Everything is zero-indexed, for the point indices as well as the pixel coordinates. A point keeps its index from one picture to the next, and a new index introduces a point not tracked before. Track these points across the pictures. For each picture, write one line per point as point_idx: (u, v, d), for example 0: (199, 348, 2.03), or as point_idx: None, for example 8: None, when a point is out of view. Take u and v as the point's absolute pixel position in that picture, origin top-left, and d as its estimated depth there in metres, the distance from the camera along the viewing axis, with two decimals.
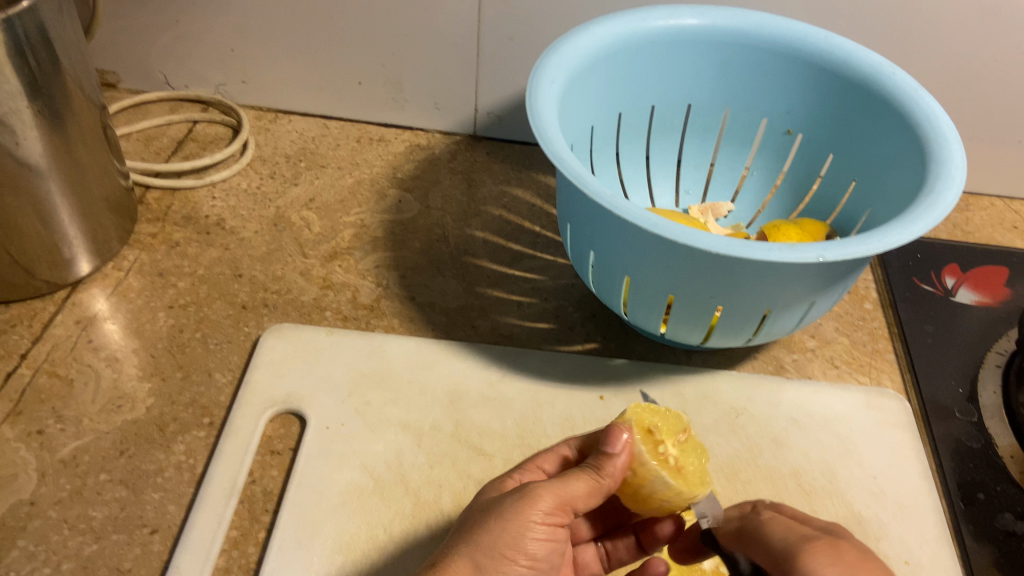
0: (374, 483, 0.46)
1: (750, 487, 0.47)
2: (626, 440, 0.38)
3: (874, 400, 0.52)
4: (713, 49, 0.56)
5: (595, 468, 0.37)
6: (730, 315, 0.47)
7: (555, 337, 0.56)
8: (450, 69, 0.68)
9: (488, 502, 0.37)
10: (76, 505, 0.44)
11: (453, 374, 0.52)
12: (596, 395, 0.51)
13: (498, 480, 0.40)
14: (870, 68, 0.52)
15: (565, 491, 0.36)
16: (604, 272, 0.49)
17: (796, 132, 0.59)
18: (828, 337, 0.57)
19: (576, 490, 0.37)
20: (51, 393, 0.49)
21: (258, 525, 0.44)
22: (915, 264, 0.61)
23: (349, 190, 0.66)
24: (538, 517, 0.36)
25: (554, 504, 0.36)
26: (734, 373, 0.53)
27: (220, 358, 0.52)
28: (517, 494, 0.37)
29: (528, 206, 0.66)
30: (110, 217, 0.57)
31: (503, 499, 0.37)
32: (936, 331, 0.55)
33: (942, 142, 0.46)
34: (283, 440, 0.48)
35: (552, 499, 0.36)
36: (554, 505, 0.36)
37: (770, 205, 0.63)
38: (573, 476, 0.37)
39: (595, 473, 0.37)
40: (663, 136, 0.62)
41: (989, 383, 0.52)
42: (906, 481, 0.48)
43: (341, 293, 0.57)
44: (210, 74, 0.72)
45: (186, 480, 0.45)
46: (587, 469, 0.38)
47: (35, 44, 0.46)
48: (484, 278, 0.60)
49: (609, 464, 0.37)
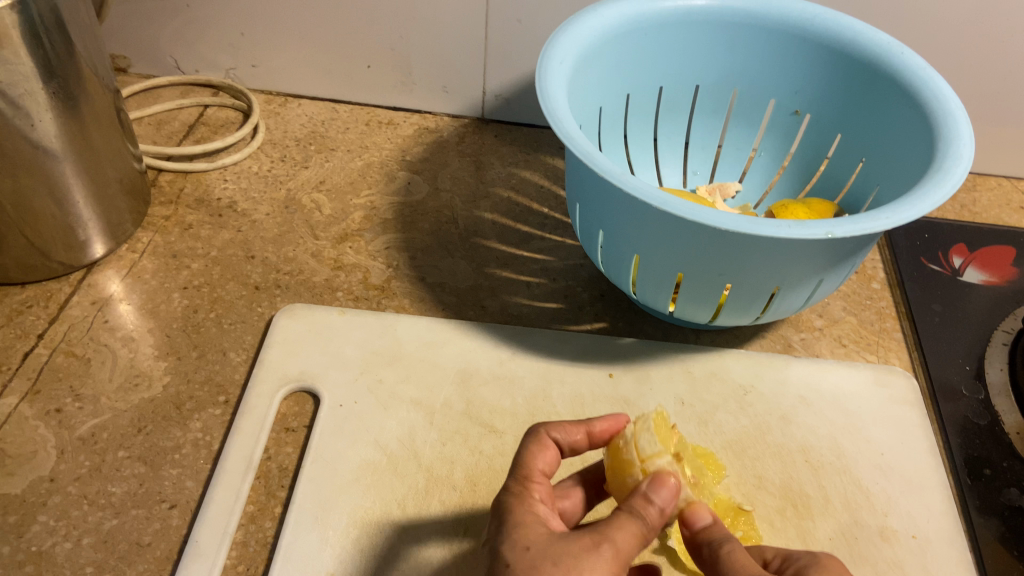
0: (387, 459, 0.46)
1: (759, 463, 0.48)
2: (673, 489, 0.35)
3: (882, 377, 0.52)
4: (721, 29, 0.56)
5: (644, 515, 0.34)
6: (739, 293, 0.47)
7: (564, 316, 0.56)
8: (458, 52, 0.69)
9: (544, 550, 0.32)
10: (95, 481, 0.45)
11: (464, 353, 0.53)
12: (606, 372, 0.52)
13: (535, 516, 0.35)
14: (878, 48, 0.52)
15: (623, 552, 0.32)
16: (613, 251, 0.49)
17: (803, 112, 0.59)
18: (836, 316, 0.57)
19: (632, 550, 0.33)
20: (69, 372, 0.50)
21: (274, 500, 0.45)
22: (922, 244, 0.61)
23: (359, 173, 0.67)
24: None
25: (613, 571, 0.32)
26: (742, 352, 0.54)
27: (234, 337, 0.53)
28: (576, 550, 0.32)
29: (536, 188, 0.67)
30: (123, 200, 0.58)
31: (560, 558, 0.32)
32: (943, 310, 0.56)
33: (950, 121, 0.47)
34: (297, 417, 0.49)
35: (613, 565, 0.32)
36: (615, 566, 0.32)
37: (777, 185, 0.63)
38: (623, 525, 0.34)
39: (644, 525, 0.34)
40: (671, 116, 0.62)
41: (996, 361, 0.52)
42: (913, 457, 0.48)
43: (352, 274, 0.58)
44: (220, 59, 0.72)
45: (202, 456, 0.46)
46: (636, 516, 0.34)
47: (48, 27, 0.47)
48: (493, 259, 0.60)
49: (656, 512, 0.34)
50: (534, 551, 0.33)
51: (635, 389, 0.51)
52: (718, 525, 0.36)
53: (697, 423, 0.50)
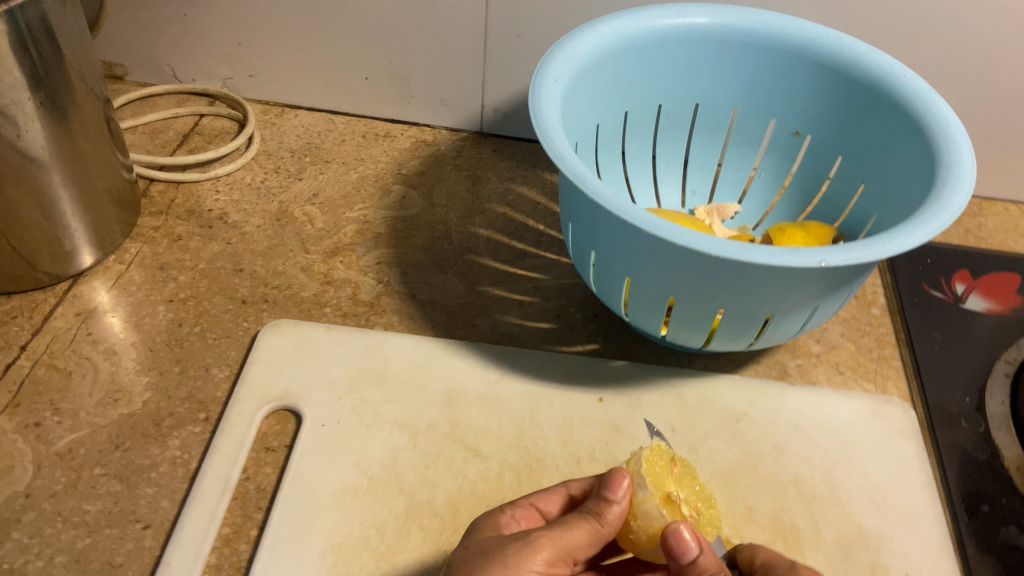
0: (368, 482, 0.45)
1: (749, 494, 0.46)
2: (626, 486, 0.38)
3: (878, 407, 0.51)
4: (722, 48, 0.55)
5: (594, 514, 0.37)
6: (731, 319, 0.46)
7: (555, 337, 0.55)
8: (457, 66, 0.68)
9: (487, 543, 0.36)
10: (70, 498, 0.44)
11: (451, 373, 0.52)
12: (596, 396, 0.51)
13: (491, 516, 0.39)
14: (881, 70, 0.51)
15: (565, 541, 0.36)
16: (604, 273, 0.48)
17: (804, 133, 0.58)
18: (834, 342, 0.56)
19: (575, 539, 0.36)
20: (49, 385, 0.49)
21: (250, 523, 0.44)
22: (924, 270, 0.60)
23: (353, 186, 0.66)
24: (539, 568, 0.35)
25: (554, 556, 0.36)
26: (736, 378, 0.53)
27: (218, 353, 0.52)
28: (516, 542, 0.36)
29: (532, 204, 0.66)
30: (112, 210, 0.58)
31: (496, 550, 0.36)
32: (945, 338, 0.55)
33: (952, 147, 0.46)
34: (278, 437, 0.48)
35: (552, 551, 0.36)
36: (557, 553, 0.36)
37: (777, 207, 0.62)
38: (572, 522, 0.37)
39: (595, 520, 0.37)
40: (670, 135, 0.61)
41: (997, 393, 0.51)
42: (909, 491, 0.47)
43: (342, 289, 0.57)
44: (217, 68, 0.72)
45: (180, 475, 0.45)
46: (587, 514, 0.37)
47: (37, 36, 0.46)
48: (485, 276, 0.59)
49: (610, 511, 0.37)
50: (479, 548, 0.36)
51: (626, 414, 0.50)
52: (703, 557, 0.35)
53: (688, 450, 0.48)
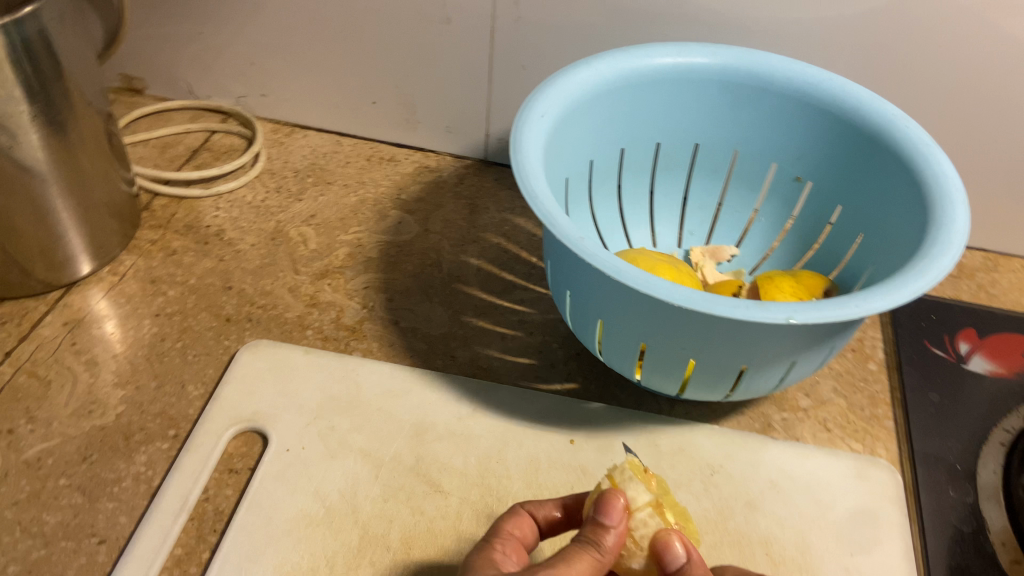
0: (325, 511, 0.45)
1: (714, 552, 0.45)
2: (620, 508, 0.36)
3: (863, 468, 0.49)
4: (722, 89, 0.54)
5: (593, 543, 0.36)
6: (705, 369, 0.45)
7: (534, 373, 0.54)
8: (463, 94, 0.68)
9: None
10: (31, 508, 0.44)
11: (422, 405, 0.51)
12: (566, 438, 0.50)
13: (484, 555, 0.37)
14: (883, 120, 0.49)
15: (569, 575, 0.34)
16: (579, 313, 0.47)
17: (805, 179, 0.56)
18: (824, 397, 0.54)
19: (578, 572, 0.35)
20: (28, 392, 0.50)
21: (203, 545, 0.44)
22: (927, 325, 0.57)
23: (351, 209, 0.66)
24: None
25: None
26: (715, 428, 0.51)
27: (195, 370, 0.52)
28: None
29: (528, 236, 0.65)
30: (110, 222, 0.59)
31: None
32: (941, 400, 0.52)
33: (947, 205, 0.44)
34: (243, 459, 0.48)
35: None
36: None
37: (775, 252, 0.60)
38: (573, 556, 0.35)
39: (595, 549, 0.35)
40: (669, 173, 0.60)
41: (990, 462, 0.48)
42: (886, 561, 0.44)
43: (326, 312, 0.57)
44: (231, 86, 0.73)
45: (141, 492, 0.46)
46: (584, 545, 0.36)
47: (35, 50, 0.47)
48: (471, 307, 0.59)
49: (607, 538, 0.36)
50: None
51: (595, 458, 0.49)
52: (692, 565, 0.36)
53: None
